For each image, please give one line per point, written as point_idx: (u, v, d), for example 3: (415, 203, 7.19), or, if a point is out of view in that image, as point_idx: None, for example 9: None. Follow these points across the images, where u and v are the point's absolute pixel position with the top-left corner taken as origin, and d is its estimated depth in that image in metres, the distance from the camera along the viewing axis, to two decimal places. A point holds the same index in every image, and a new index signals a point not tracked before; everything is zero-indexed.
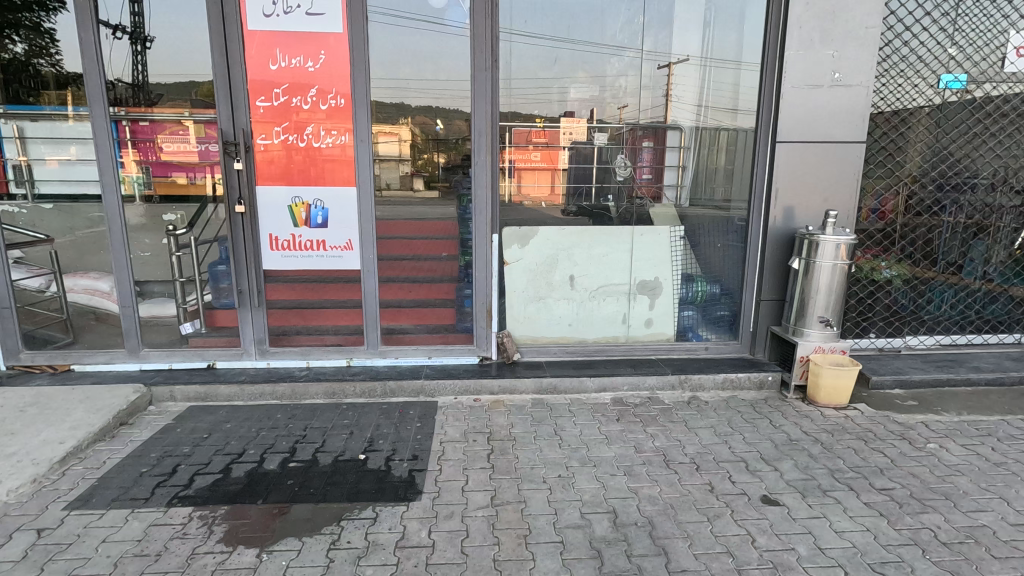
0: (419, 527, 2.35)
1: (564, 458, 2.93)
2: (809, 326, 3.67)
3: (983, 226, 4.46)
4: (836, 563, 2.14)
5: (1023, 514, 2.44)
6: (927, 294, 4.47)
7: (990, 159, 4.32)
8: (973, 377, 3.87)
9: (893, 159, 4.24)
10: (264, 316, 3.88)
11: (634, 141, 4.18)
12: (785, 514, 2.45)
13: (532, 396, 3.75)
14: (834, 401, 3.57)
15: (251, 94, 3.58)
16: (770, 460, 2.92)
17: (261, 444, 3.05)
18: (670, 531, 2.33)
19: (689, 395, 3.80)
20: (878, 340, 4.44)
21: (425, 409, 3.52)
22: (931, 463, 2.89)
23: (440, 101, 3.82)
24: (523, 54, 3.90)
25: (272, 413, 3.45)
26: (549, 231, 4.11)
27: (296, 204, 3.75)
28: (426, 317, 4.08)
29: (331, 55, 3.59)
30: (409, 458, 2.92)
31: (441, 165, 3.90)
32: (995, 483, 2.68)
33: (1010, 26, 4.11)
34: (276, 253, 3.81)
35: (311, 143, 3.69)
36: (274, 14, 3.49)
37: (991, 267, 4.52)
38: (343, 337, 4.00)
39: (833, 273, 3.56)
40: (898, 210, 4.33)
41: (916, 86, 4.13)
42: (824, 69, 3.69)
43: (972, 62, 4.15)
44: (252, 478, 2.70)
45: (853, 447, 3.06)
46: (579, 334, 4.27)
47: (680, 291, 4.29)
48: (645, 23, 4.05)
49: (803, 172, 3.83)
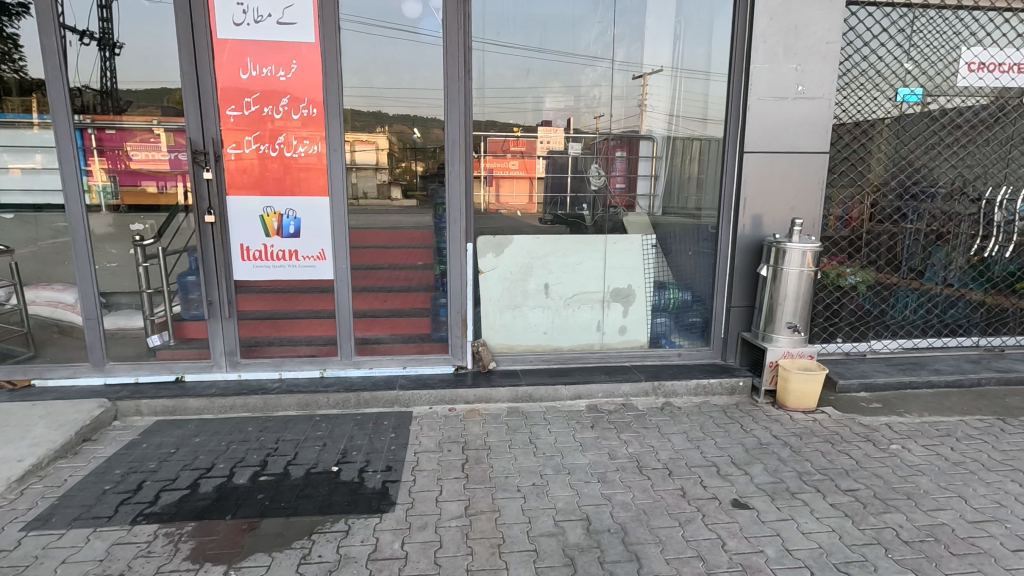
0: (392, 539, 2.33)
1: (539, 466, 2.94)
2: (778, 331, 3.75)
3: (942, 233, 4.63)
4: (803, 564, 2.19)
5: (980, 512, 2.53)
6: (891, 299, 4.62)
7: (947, 169, 4.50)
8: (933, 379, 4.00)
9: (857, 168, 4.39)
10: (235, 326, 3.81)
11: (608, 151, 4.26)
12: (755, 518, 2.49)
13: (507, 404, 3.75)
14: (804, 404, 3.65)
15: (221, 103, 3.54)
16: (740, 464, 2.97)
17: (231, 458, 2.99)
18: (643, 536, 2.35)
19: (662, 401, 3.84)
20: (844, 345, 4.55)
21: (399, 420, 3.49)
22: (894, 463, 2.97)
23: (417, 110, 3.83)
24: (496, 64, 3.92)
25: (243, 426, 3.39)
26: (524, 240, 4.13)
27: (268, 213, 3.71)
28: (401, 326, 4.06)
29: (302, 64, 3.58)
30: (383, 469, 2.89)
31: (419, 173, 3.90)
32: (953, 482, 2.77)
33: (962, 42, 4.30)
34: (248, 264, 3.77)
35: (284, 152, 3.66)
36: (244, 23, 3.47)
37: (952, 272, 4.68)
38: (317, 348, 3.95)
39: (800, 278, 3.65)
40: (863, 218, 4.48)
41: (876, 99, 4.29)
42: (788, 82, 3.81)
43: (928, 76, 4.32)
44: (221, 493, 2.65)
45: (820, 449, 3.14)
46: (554, 341, 4.28)
47: (652, 299, 4.35)
48: (618, 33, 4.12)
49: (770, 180, 3.93)
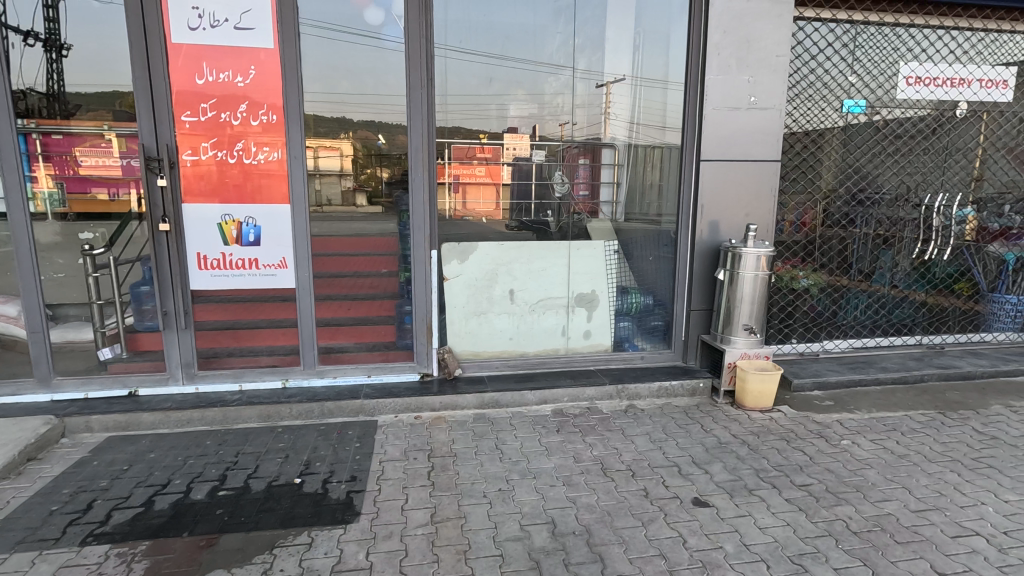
0: (357, 550, 2.30)
1: (505, 471, 2.95)
2: (735, 334, 3.87)
3: (888, 238, 4.88)
4: (759, 558, 2.27)
5: (922, 501, 2.67)
6: (841, 301, 4.84)
7: (890, 176, 4.75)
8: (881, 376, 4.20)
9: (807, 176, 4.59)
10: (192, 338, 3.71)
11: (572, 159, 4.31)
12: (714, 515, 2.56)
13: (473, 411, 3.75)
14: (761, 403, 3.78)
15: (175, 108, 3.46)
16: (700, 463, 3.05)
17: (187, 473, 2.90)
18: (607, 537, 2.39)
19: (626, 404, 3.91)
20: (799, 345, 4.72)
21: (364, 429, 3.45)
22: (844, 458, 3.11)
23: (381, 117, 3.80)
24: (459, 71, 3.95)
25: (201, 440, 3.29)
26: (489, 246, 4.16)
27: (227, 221, 3.64)
28: (365, 335, 4.02)
29: (260, 70, 3.53)
30: (347, 480, 2.86)
31: (384, 180, 3.86)
32: (899, 474, 2.92)
33: (901, 57, 4.55)
34: (205, 273, 3.68)
35: (242, 159, 3.59)
36: (200, 27, 3.40)
37: (898, 274, 4.92)
38: (278, 358, 3.87)
39: (755, 282, 3.78)
40: (815, 222, 4.69)
41: (824, 110, 4.50)
42: (741, 93, 3.97)
43: (870, 89, 4.55)
44: (178, 510, 2.57)
45: (776, 447, 3.25)
46: (520, 347, 4.31)
47: (615, 303, 4.42)
48: (578, 45, 4.21)
49: (726, 188, 4.07)
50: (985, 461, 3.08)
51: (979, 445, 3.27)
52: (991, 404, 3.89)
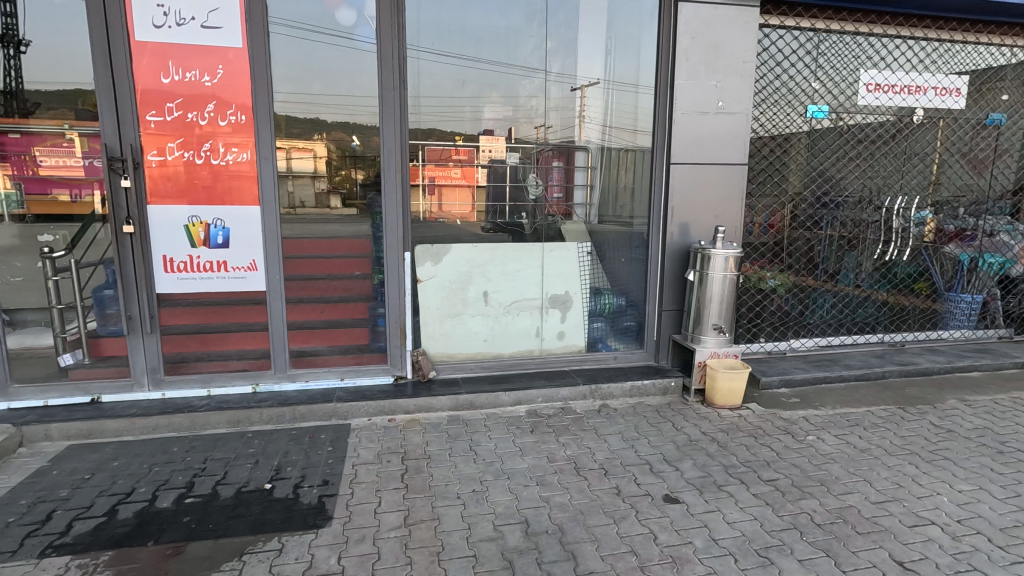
0: (328, 554, 2.28)
1: (478, 472, 2.96)
2: (705, 333, 3.95)
3: (852, 240, 5.04)
4: (727, 551, 2.32)
5: (882, 493, 2.76)
6: (808, 301, 4.98)
7: (854, 179, 4.90)
8: (844, 374, 4.33)
9: (775, 179, 4.71)
10: (158, 342, 3.63)
11: (545, 161, 4.35)
12: (684, 511, 2.61)
13: (447, 413, 3.74)
14: (730, 401, 3.86)
15: (140, 107, 3.38)
16: (671, 461, 3.10)
17: (153, 481, 2.83)
18: (579, 535, 2.42)
19: (599, 403, 3.95)
20: (767, 344, 4.84)
21: (337, 433, 3.42)
22: (809, 453, 3.19)
23: (355, 117, 3.77)
24: (432, 73, 3.95)
25: (167, 447, 3.21)
26: (463, 248, 4.16)
27: (194, 222, 3.58)
28: (338, 338, 3.97)
29: (229, 69, 3.47)
30: (319, 484, 2.82)
31: (359, 181, 3.84)
32: (861, 468, 3.02)
33: (861, 65, 4.71)
34: (172, 276, 3.60)
35: (210, 160, 3.53)
36: (165, 25, 3.34)
37: (862, 275, 5.08)
38: (249, 362, 3.81)
39: (724, 283, 3.86)
40: (783, 224, 4.83)
41: (789, 115, 4.62)
42: (709, 98, 4.06)
43: (833, 95, 4.70)
44: (143, 519, 2.51)
45: (744, 443, 3.33)
46: (495, 348, 4.32)
47: (588, 304, 4.46)
48: (551, 48, 4.24)
49: (695, 191, 4.17)
50: (941, 453, 3.21)
51: (936, 438, 3.40)
52: (947, 399, 4.05)
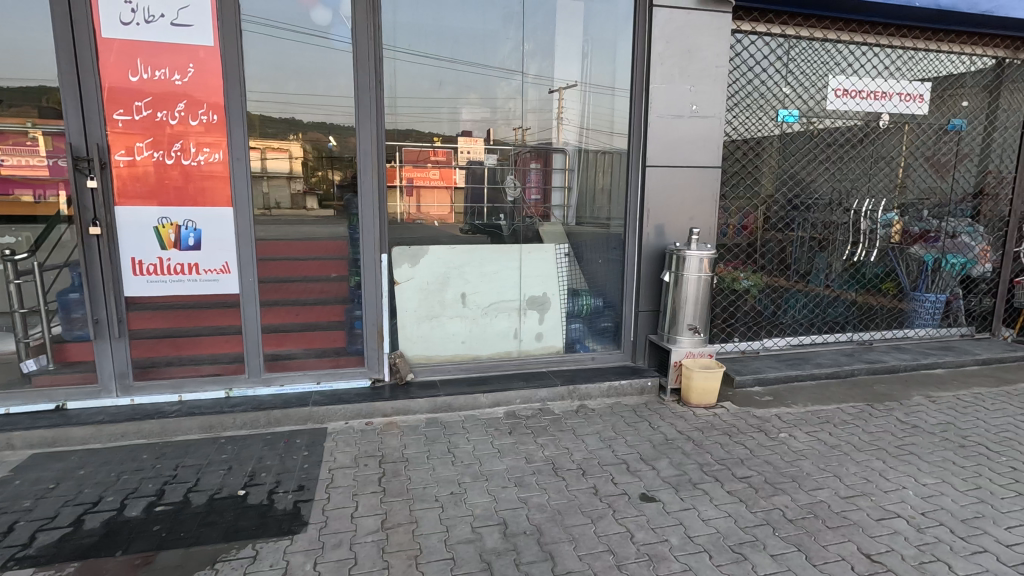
0: (304, 560, 2.25)
1: (457, 474, 2.95)
2: (680, 334, 4.01)
3: (823, 241, 5.16)
4: (702, 548, 2.36)
5: (851, 488, 2.84)
6: (782, 301, 5.08)
7: (824, 182, 5.03)
8: (815, 372, 4.44)
9: (748, 181, 4.81)
10: (126, 347, 3.54)
11: (523, 163, 4.36)
12: (660, 509, 2.64)
13: (426, 415, 3.73)
14: (705, 400, 3.93)
15: (107, 106, 3.30)
16: (648, 460, 3.14)
17: (122, 489, 2.76)
18: (557, 536, 2.43)
19: (577, 404, 3.98)
20: (740, 344, 4.95)
21: (313, 437, 3.38)
22: (782, 450, 3.26)
23: (332, 117, 3.72)
24: (409, 74, 3.93)
25: (137, 454, 3.13)
26: (441, 249, 4.15)
27: (164, 224, 3.50)
28: (314, 341, 3.90)
29: (200, 68, 3.41)
30: (294, 489, 2.79)
31: (336, 182, 3.79)
32: (831, 463, 3.10)
33: (829, 71, 4.83)
34: (141, 278, 3.53)
35: (181, 160, 3.46)
36: (133, 22, 3.26)
37: (833, 276, 5.21)
38: (222, 367, 3.74)
39: (698, 284, 3.92)
40: (757, 226, 4.93)
41: (761, 119, 4.72)
42: (683, 102, 4.13)
43: (803, 100, 4.81)
44: (111, 529, 2.44)
45: (719, 442, 3.38)
46: (473, 350, 4.31)
47: (566, 305, 4.48)
48: (528, 51, 4.27)
49: (671, 193, 4.23)
50: (907, 448, 3.31)
51: (902, 433, 3.50)
52: (913, 396, 4.17)
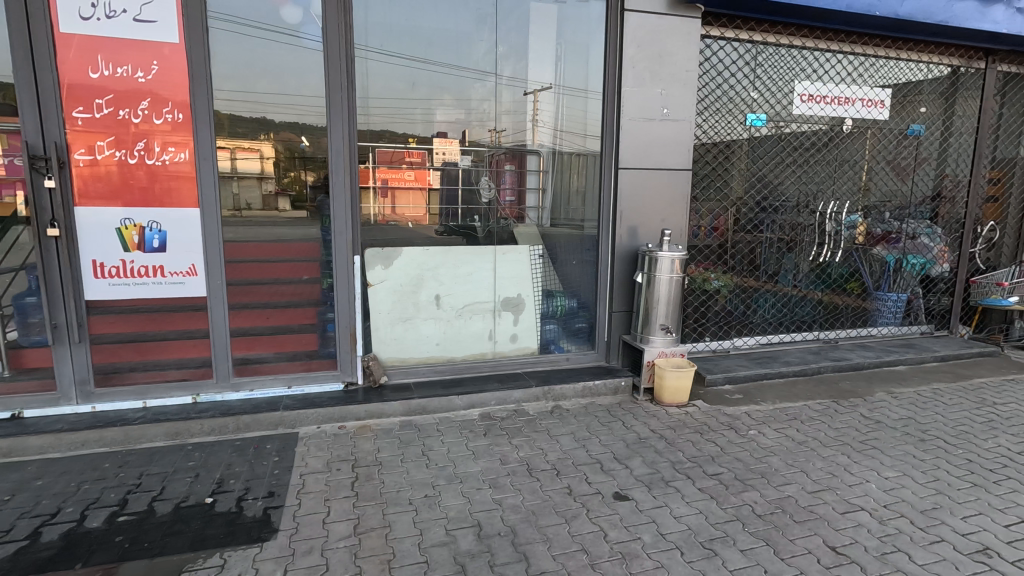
0: (274, 568, 2.21)
1: (431, 477, 2.93)
2: (653, 333, 4.06)
3: (792, 242, 5.29)
4: (674, 545, 2.39)
5: (818, 483, 2.92)
6: (752, 302, 5.20)
7: (791, 184, 5.16)
8: (784, 370, 4.54)
9: (719, 184, 4.91)
10: (88, 352, 3.43)
11: (497, 164, 4.33)
12: (633, 508, 2.67)
13: (400, 418, 3.69)
14: (677, 400, 3.99)
15: (66, 103, 3.19)
16: (621, 459, 3.17)
17: (82, 500, 2.67)
18: (532, 536, 2.44)
19: (552, 404, 3.99)
20: (711, 343, 5.05)
21: (284, 442, 3.32)
22: (751, 447, 3.33)
23: (305, 118, 3.67)
24: (381, 74, 3.88)
25: (98, 463, 3.03)
26: (414, 251, 4.12)
27: (127, 226, 3.41)
28: (285, 344, 3.83)
29: (164, 66, 3.32)
30: (264, 496, 2.73)
31: (309, 183, 3.73)
32: (798, 459, 3.17)
33: (795, 77, 4.96)
34: (103, 282, 3.42)
35: (145, 160, 3.37)
36: (94, 17, 3.17)
37: (801, 276, 5.35)
38: (188, 372, 3.64)
39: (670, 284, 3.98)
40: (728, 227, 5.02)
41: (731, 123, 4.82)
42: (655, 105, 4.20)
43: (771, 104, 4.93)
44: (70, 541, 2.36)
45: (691, 440, 3.43)
46: (447, 352, 4.28)
47: (541, 306, 4.49)
48: (502, 53, 4.24)
49: (643, 196, 4.29)
50: (870, 442, 3.41)
51: (866, 429, 3.61)
52: (876, 392, 4.31)
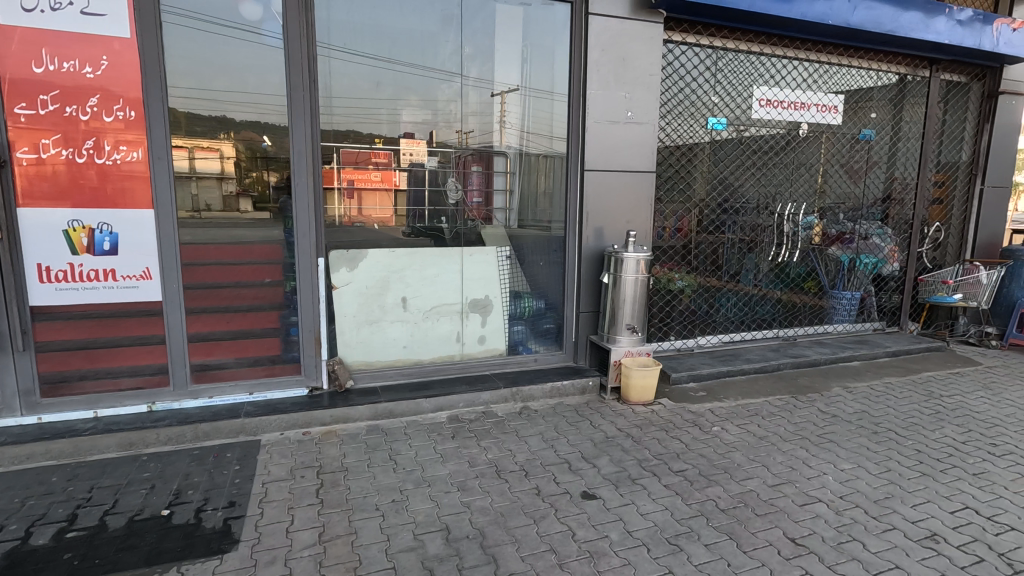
0: None
1: (398, 482, 2.90)
2: (620, 333, 4.11)
3: (753, 242, 5.43)
4: (641, 542, 2.42)
5: (778, 476, 3.00)
6: (715, 301, 5.33)
7: (751, 186, 5.31)
8: (745, 367, 4.67)
9: (682, 186, 5.01)
10: (33, 361, 3.27)
11: (464, 165, 4.30)
12: (601, 506, 2.70)
13: (366, 422, 3.64)
14: (643, 398, 4.05)
15: (8, 99, 3.04)
16: (589, 458, 3.20)
17: (27, 516, 2.53)
18: (500, 538, 2.43)
19: (521, 405, 4.00)
20: (676, 342, 5.13)
21: (245, 450, 3.23)
22: (714, 443, 3.41)
23: (267, 117, 3.59)
24: (344, 74, 3.81)
25: (45, 476, 2.89)
26: (380, 253, 4.06)
27: (75, 227, 3.25)
28: (246, 350, 3.72)
29: (114, 61, 3.19)
30: (224, 506, 2.65)
31: (272, 184, 3.65)
32: (759, 454, 3.26)
33: (754, 82, 5.11)
34: (49, 286, 3.26)
35: (95, 159, 3.23)
36: (37, 9, 3.02)
37: (761, 276, 5.53)
38: (143, 380, 3.50)
39: (636, 284, 4.04)
40: (691, 228, 5.13)
41: (693, 126, 4.93)
42: (619, 108, 4.27)
43: (731, 108, 5.06)
44: (13, 560, 2.23)
45: (657, 437, 3.49)
46: (414, 355, 4.24)
47: (509, 307, 4.49)
48: (468, 54, 4.20)
49: (608, 198, 4.36)
50: (827, 436, 3.53)
51: (823, 423, 3.74)
52: (832, 387, 4.47)
